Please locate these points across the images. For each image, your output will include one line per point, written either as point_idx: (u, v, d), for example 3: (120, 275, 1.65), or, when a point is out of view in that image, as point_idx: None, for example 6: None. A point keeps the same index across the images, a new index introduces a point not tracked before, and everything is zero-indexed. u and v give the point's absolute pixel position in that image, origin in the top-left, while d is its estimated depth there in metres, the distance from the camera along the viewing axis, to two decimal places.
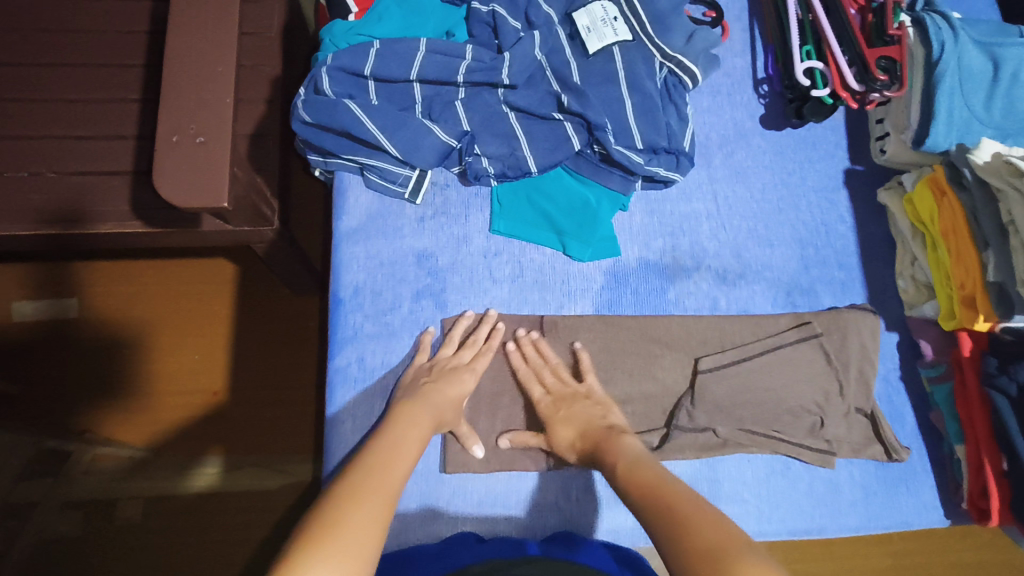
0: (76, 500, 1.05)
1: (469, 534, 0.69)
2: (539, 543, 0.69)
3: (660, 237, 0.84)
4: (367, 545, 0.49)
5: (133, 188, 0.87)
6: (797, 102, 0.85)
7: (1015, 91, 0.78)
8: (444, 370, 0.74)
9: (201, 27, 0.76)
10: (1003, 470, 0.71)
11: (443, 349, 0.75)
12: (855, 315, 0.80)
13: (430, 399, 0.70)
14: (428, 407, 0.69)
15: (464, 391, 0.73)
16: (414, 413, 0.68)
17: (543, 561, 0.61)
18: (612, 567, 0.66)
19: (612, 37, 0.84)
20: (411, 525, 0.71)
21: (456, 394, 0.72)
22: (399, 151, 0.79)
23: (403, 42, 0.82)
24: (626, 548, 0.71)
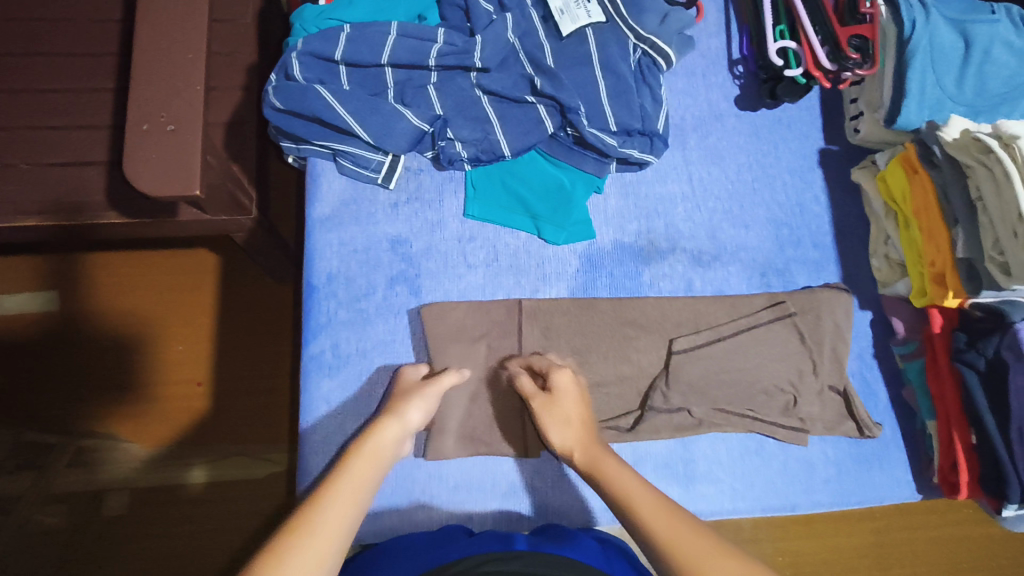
0: (61, 492, 1.06)
1: (457, 529, 0.69)
2: (526, 538, 0.68)
3: (635, 220, 0.83)
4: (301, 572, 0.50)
5: (109, 178, 0.86)
6: (771, 82, 0.85)
7: (986, 69, 0.78)
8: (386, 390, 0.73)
9: (170, 15, 0.76)
10: (973, 444, 0.72)
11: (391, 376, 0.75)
12: (829, 295, 0.80)
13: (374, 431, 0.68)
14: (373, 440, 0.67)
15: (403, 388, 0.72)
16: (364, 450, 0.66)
17: (529, 557, 0.61)
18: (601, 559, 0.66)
19: (585, 18, 0.84)
20: (392, 521, 0.72)
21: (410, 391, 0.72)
22: (371, 137, 0.79)
23: (373, 27, 0.81)
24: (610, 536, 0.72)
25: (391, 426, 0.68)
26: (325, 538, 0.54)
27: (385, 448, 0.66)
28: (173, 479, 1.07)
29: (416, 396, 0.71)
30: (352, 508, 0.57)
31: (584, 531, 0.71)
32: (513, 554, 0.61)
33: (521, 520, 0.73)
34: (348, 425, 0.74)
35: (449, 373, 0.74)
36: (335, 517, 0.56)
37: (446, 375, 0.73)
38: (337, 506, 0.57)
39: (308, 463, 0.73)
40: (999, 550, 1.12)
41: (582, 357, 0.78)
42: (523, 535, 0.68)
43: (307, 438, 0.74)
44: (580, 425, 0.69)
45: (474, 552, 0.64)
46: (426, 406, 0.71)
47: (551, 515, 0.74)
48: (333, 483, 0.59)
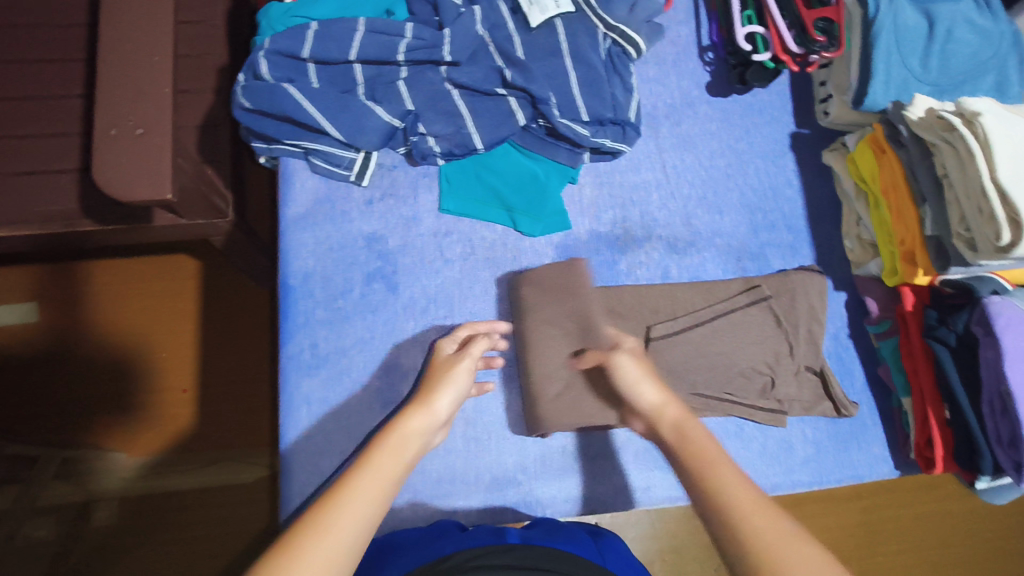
0: (48, 505, 1.05)
1: (451, 523, 0.69)
2: (519, 532, 0.68)
3: (610, 209, 0.84)
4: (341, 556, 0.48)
5: (81, 185, 0.85)
6: (740, 68, 0.86)
7: (949, 48, 0.78)
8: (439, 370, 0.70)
9: (136, 19, 0.76)
10: (946, 418, 0.73)
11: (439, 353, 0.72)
12: (803, 277, 0.81)
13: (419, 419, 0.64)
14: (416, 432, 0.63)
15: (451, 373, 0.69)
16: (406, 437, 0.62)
17: (521, 549, 0.61)
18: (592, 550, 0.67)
19: (553, 8, 0.83)
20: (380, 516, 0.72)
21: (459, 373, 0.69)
22: (342, 135, 0.79)
23: (341, 23, 0.80)
24: (605, 532, 0.73)
25: (422, 417, 0.64)
26: (357, 521, 0.51)
27: (413, 438, 0.62)
28: (161, 487, 1.06)
29: (446, 375, 0.69)
30: (378, 503, 0.54)
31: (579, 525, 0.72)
32: (505, 549, 0.61)
33: (501, 507, 0.74)
34: (332, 420, 0.74)
35: (482, 339, 0.73)
36: (356, 508, 0.52)
37: (477, 346, 0.72)
38: (366, 500, 0.53)
39: (289, 463, 0.73)
40: (982, 524, 1.14)
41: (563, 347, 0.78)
42: (517, 529, 0.68)
43: (288, 441, 0.73)
44: (654, 378, 0.67)
45: (463, 547, 0.64)
46: (457, 391, 0.68)
47: (535, 506, 0.74)
48: (356, 476, 0.55)
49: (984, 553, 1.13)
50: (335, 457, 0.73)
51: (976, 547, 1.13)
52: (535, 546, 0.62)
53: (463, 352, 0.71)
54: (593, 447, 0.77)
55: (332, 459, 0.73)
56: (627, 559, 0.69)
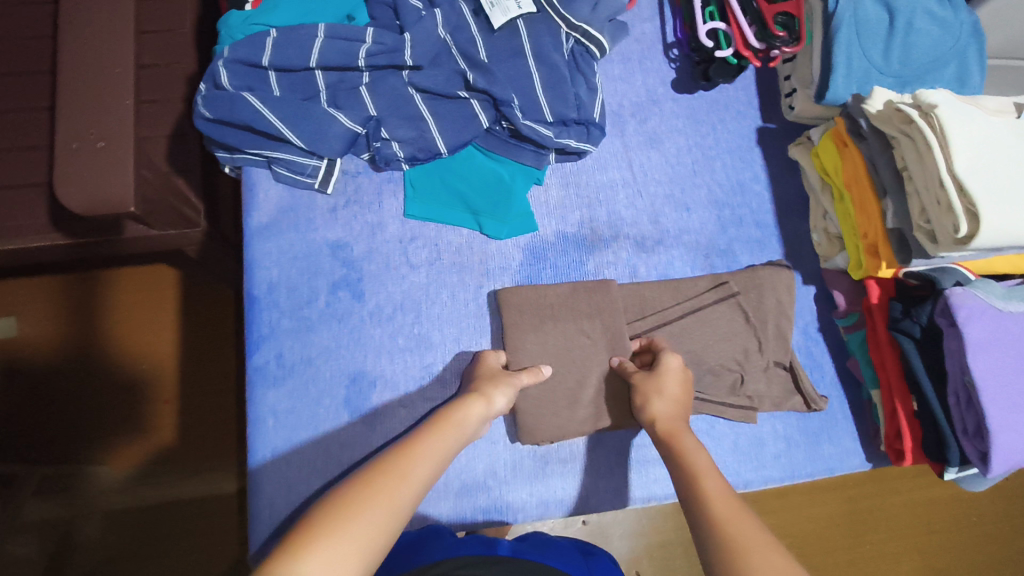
0: (32, 522, 1.04)
1: (444, 528, 0.69)
2: (510, 543, 0.67)
3: (577, 209, 0.84)
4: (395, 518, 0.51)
5: (49, 198, 0.84)
6: (704, 64, 0.85)
7: (911, 40, 0.78)
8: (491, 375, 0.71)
9: (94, 32, 0.75)
10: (914, 411, 0.73)
11: (490, 360, 0.73)
12: (770, 272, 0.80)
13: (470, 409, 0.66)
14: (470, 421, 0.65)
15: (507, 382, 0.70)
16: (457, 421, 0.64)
17: (511, 563, 0.61)
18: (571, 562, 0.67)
19: (515, 10, 0.82)
20: None
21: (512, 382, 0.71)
22: (304, 142, 0.78)
23: (300, 29, 0.80)
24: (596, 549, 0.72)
25: (479, 408, 0.66)
26: (409, 491, 0.54)
27: (468, 425, 0.65)
28: (145, 500, 1.06)
29: (498, 382, 0.70)
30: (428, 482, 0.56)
31: (569, 543, 0.72)
32: (494, 560, 0.61)
33: (474, 514, 0.73)
34: (307, 432, 0.74)
35: (528, 372, 0.73)
36: (416, 478, 0.55)
37: (529, 373, 0.73)
38: (419, 474, 0.56)
39: (260, 481, 0.72)
40: (965, 511, 1.14)
41: (544, 350, 0.77)
42: (508, 542, 0.67)
43: (260, 460, 0.72)
44: (671, 395, 0.69)
45: (453, 553, 0.63)
46: (507, 396, 0.70)
47: (507, 510, 0.74)
48: (416, 452, 0.58)
49: (968, 540, 1.13)
50: (313, 481, 0.72)
51: (961, 534, 1.13)
52: (523, 560, 0.63)
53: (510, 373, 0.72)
54: (565, 450, 0.76)
55: (304, 479, 0.72)
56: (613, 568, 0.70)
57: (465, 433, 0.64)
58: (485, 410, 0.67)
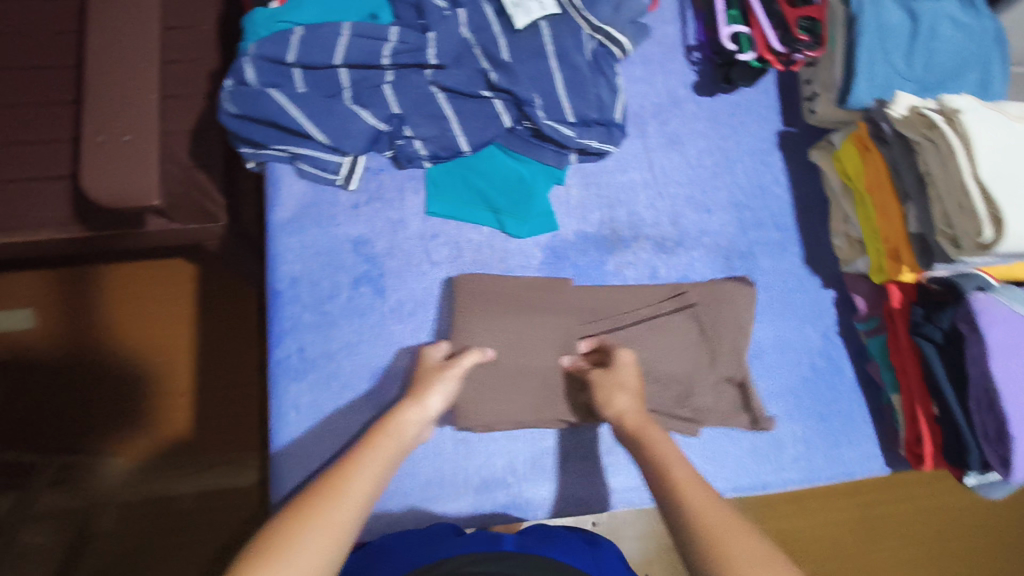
0: (48, 511, 1.05)
1: (447, 527, 0.68)
2: (514, 538, 0.67)
3: (597, 210, 0.84)
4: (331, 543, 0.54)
5: (72, 192, 0.85)
6: (725, 66, 0.86)
7: (933, 45, 0.78)
8: (428, 372, 0.71)
9: (121, 29, 0.76)
10: (935, 415, 0.73)
11: (431, 354, 0.73)
12: (731, 287, 0.81)
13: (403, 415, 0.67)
14: (405, 428, 0.66)
15: (443, 380, 0.70)
16: (392, 430, 0.65)
17: (519, 557, 0.62)
18: (583, 557, 0.67)
19: (538, 11, 0.83)
20: (368, 528, 0.71)
21: (450, 378, 0.70)
22: (328, 138, 0.79)
23: (326, 27, 0.81)
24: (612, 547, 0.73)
25: (415, 412, 0.67)
26: (344, 512, 0.56)
27: (406, 430, 0.66)
28: (160, 492, 1.06)
29: (436, 378, 0.70)
30: (367, 495, 0.59)
31: (574, 532, 0.72)
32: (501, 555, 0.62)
33: (494, 509, 0.73)
34: (326, 427, 0.74)
35: (471, 353, 0.73)
36: (352, 497, 0.58)
37: (470, 356, 0.72)
38: (355, 490, 0.59)
39: (279, 468, 0.73)
40: (979, 519, 1.14)
41: (509, 344, 0.78)
42: (513, 537, 0.67)
43: (280, 451, 0.73)
44: (631, 390, 0.69)
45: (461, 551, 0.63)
46: (448, 389, 0.70)
47: (527, 507, 0.74)
48: (350, 470, 0.60)
49: (981, 547, 1.13)
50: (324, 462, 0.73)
51: (974, 541, 1.13)
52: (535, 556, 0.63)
53: (452, 361, 0.72)
54: (583, 447, 0.77)
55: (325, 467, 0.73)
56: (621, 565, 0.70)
57: (404, 443, 0.65)
58: (423, 412, 0.68)
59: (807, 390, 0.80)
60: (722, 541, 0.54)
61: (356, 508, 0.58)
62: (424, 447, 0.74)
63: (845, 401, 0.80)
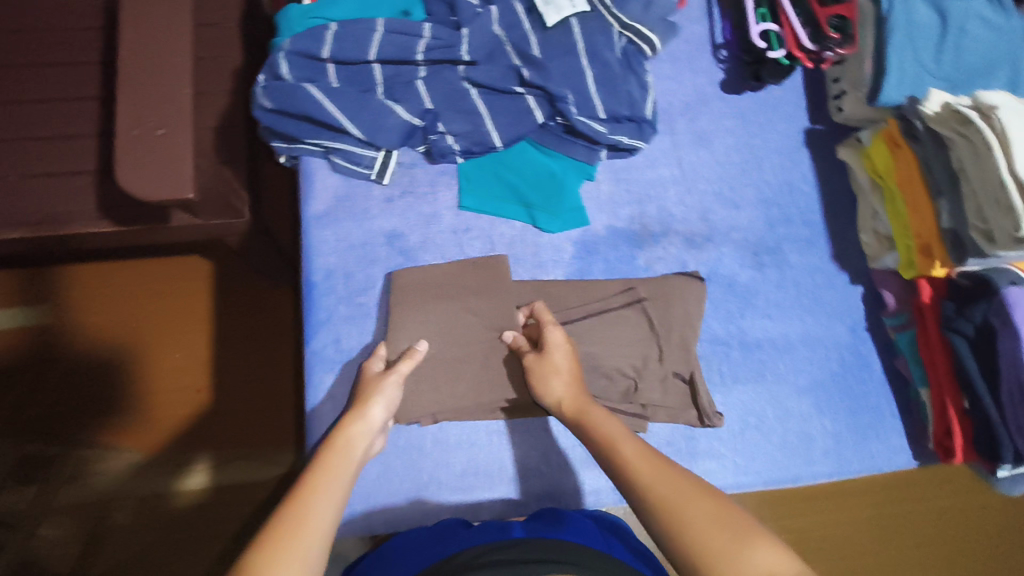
0: (65, 505, 1.05)
1: (454, 522, 0.69)
2: (523, 525, 0.67)
3: (627, 205, 0.85)
4: (308, 560, 0.51)
5: (99, 187, 0.85)
6: (755, 64, 0.87)
7: (962, 43, 0.79)
8: (369, 384, 0.71)
9: (154, 23, 0.77)
10: (965, 409, 0.74)
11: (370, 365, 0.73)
12: (681, 282, 0.80)
13: (348, 430, 0.65)
14: (353, 441, 0.64)
15: (378, 390, 0.69)
16: (341, 445, 0.63)
17: (527, 543, 0.61)
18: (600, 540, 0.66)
19: (569, 8, 0.84)
20: (402, 518, 0.72)
21: (390, 389, 0.70)
22: (363, 133, 0.80)
23: (359, 24, 0.81)
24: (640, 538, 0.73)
25: (358, 425, 0.66)
26: (315, 529, 0.54)
27: (355, 444, 0.64)
28: (177, 487, 1.07)
29: (377, 389, 0.70)
30: (333, 510, 0.57)
31: (580, 511, 0.72)
32: (507, 544, 0.61)
33: (529, 500, 0.74)
34: None
35: (404, 357, 0.73)
36: (316, 514, 0.55)
37: (407, 360, 0.73)
38: (320, 506, 0.56)
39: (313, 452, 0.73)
40: (998, 518, 1.14)
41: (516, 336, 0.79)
42: (521, 523, 0.68)
43: (313, 437, 0.74)
44: (567, 374, 0.70)
45: (471, 545, 0.63)
46: (389, 397, 0.70)
47: (560, 497, 0.75)
48: (309, 490, 0.57)
49: (998, 546, 1.13)
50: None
51: (992, 540, 1.13)
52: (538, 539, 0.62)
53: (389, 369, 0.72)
54: None
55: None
56: (630, 552, 0.67)
57: (355, 457, 0.63)
58: (368, 425, 0.67)
59: (837, 385, 0.81)
60: (688, 521, 0.52)
61: (326, 523, 0.55)
62: (456, 438, 0.75)
63: (874, 396, 0.81)
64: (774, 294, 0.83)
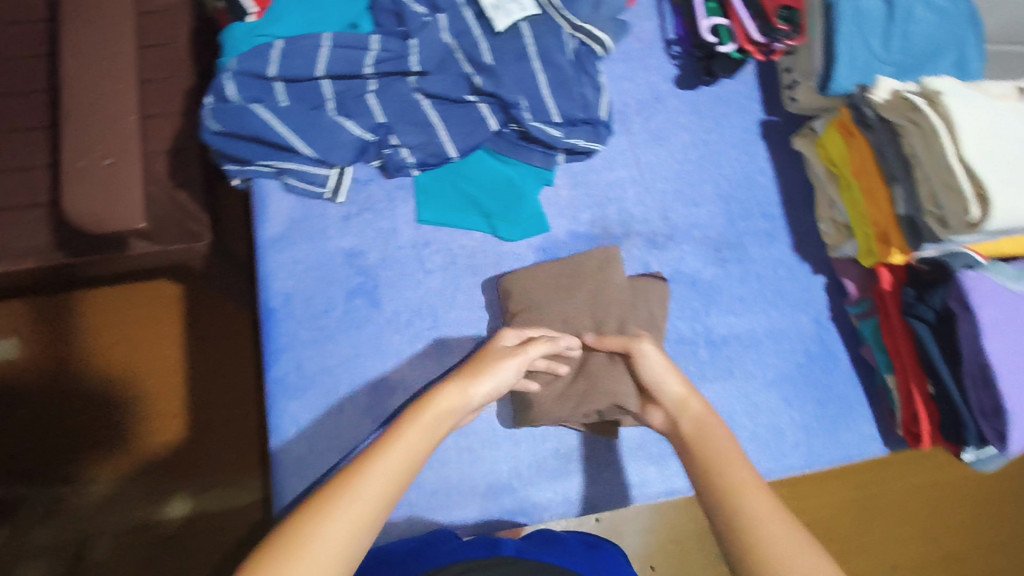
0: (42, 544, 1.03)
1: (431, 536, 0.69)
2: (514, 543, 0.67)
3: (587, 209, 0.84)
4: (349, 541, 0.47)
5: (53, 219, 0.81)
6: (706, 60, 0.87)
7: (909, 28, 0.79)
8: (488, 354, 0.69)
9: (95, 51, 0.75)
10: (930, 394, 0.74)
11: (496, 343, 0.70)
12: (644, 284, 0.80)
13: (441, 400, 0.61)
14: (441, 411, 0.61)
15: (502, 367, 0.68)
16: (431, 411, 0.60)
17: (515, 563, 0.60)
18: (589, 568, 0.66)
19: (519, 12, 0.82)
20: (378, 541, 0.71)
21: (511, 367, 0.68)
22: (315, 151, 0.78)
23: (304, 40, 0.79)
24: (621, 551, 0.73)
25: (456, 395, 0.62)
26: (349, 524, 0.48)
27: (440, 415, 0.61)
28: (155, 517, 1.05)
29: (492, 366, 0.67)
30: (384, 501, 0.51)
31: (576, 536, 0.72)
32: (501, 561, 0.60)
33: (503, 514, 0.74)
34: (324, 439, 0.74)
35: (542, 342, 0.71)
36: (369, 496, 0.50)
37: (492, 371, 0.66)
38: (369, 488, 0.50)
39: (277, 471, 0.73)
40: (972, 490, 1.16)
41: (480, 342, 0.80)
42: (513, 543, 0.67)
43: (277, 458, 0.73)
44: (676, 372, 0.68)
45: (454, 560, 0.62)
46: (501, 378, 0.67)
47: (532, 511, 0.75)
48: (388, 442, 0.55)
49: (974, 518, 1.15)
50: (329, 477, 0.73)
51: (969, 511, 1.15)
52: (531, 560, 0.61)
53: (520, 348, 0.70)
54: (586, 447, 0.78)
55: (323, 463, 0.73)
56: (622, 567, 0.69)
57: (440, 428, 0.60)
58: (467, 394, 0.63)
59: (804, 377, 0.81)
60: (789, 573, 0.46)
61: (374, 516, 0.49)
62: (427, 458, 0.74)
63: (840, 385, 0.81)
64: (736, 288, 0.83)
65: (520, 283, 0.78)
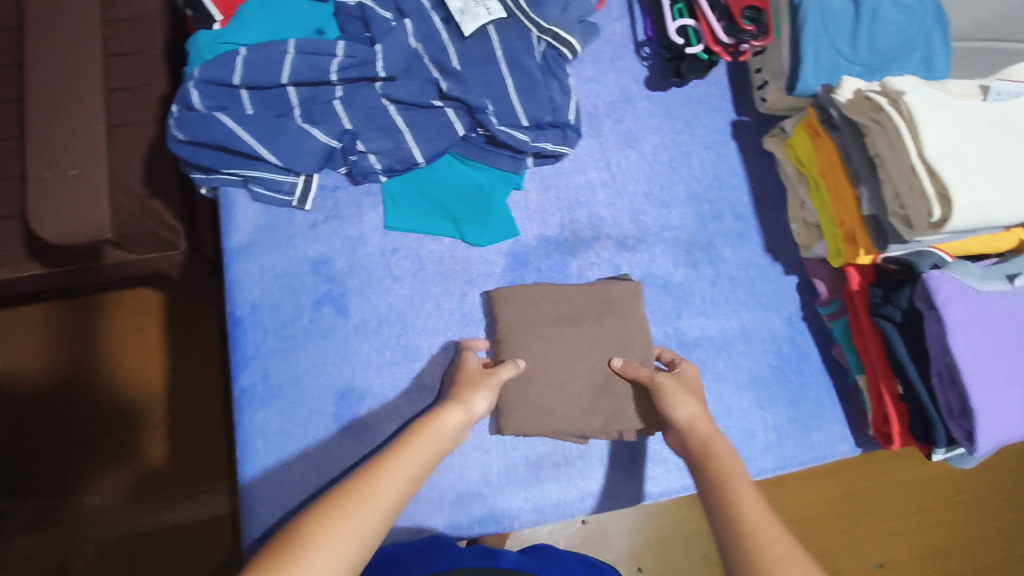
0: (24, 557, 1.02)
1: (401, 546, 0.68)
2: (513, 555, 0.70)
3: (557, 212, 0.84)
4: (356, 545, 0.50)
5: (26, 230, 0.80)
6: (675, 60, 0.86)
7: (876, 27, 0.79)
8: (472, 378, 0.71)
9: (59, 62, 0.74)
10: (899, 394, 0.74)
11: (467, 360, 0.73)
12: (615, 287, 0.79)
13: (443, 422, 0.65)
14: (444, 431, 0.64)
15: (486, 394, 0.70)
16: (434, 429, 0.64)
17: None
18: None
19: (485, 16, 0.82)
20: None
21: (492, 383, 0.71)
22: (280, 161, 0.77)
23: (268, 47, 0.78)
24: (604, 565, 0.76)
25: (456, 413, 0.66)
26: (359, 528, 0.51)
27: (446, 432, 0.64)
28: (137, 528, 1.04)
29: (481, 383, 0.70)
30: (390, 507, 0.54)
31: (574, 556, 0.76)
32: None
33: (473, 524, 0.73)
34: (294, 449, 0.73)
35: (508, 366, 0.73)
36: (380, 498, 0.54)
37: (484, 390, 0.69)
38: (380, 496, 0.54)
39: (249, 481, 0.72)
40: (955, 484, 1.16)
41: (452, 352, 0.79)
42: (513, 555, 0.70)
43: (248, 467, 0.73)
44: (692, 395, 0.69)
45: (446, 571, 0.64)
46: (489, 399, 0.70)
47: (502, 518, 0.74)
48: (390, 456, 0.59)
49: (960, 513, 1.15)
50: (298, 487, 0.72)
51: (954, 506, 1.15)
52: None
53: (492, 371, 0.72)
54: (557, 454, 0.77)
55: (293, 474, 0.73)
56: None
57: (441, 446, 0.63)
58: (466, 416, 0.67)
59: (776, 378, 0.81)
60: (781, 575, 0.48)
61: (381, 523, 0.53)
62: None
63: (812, 386, 0.81)
64: (708, 290, 0.83)
65: (509, 297, 0.78)
